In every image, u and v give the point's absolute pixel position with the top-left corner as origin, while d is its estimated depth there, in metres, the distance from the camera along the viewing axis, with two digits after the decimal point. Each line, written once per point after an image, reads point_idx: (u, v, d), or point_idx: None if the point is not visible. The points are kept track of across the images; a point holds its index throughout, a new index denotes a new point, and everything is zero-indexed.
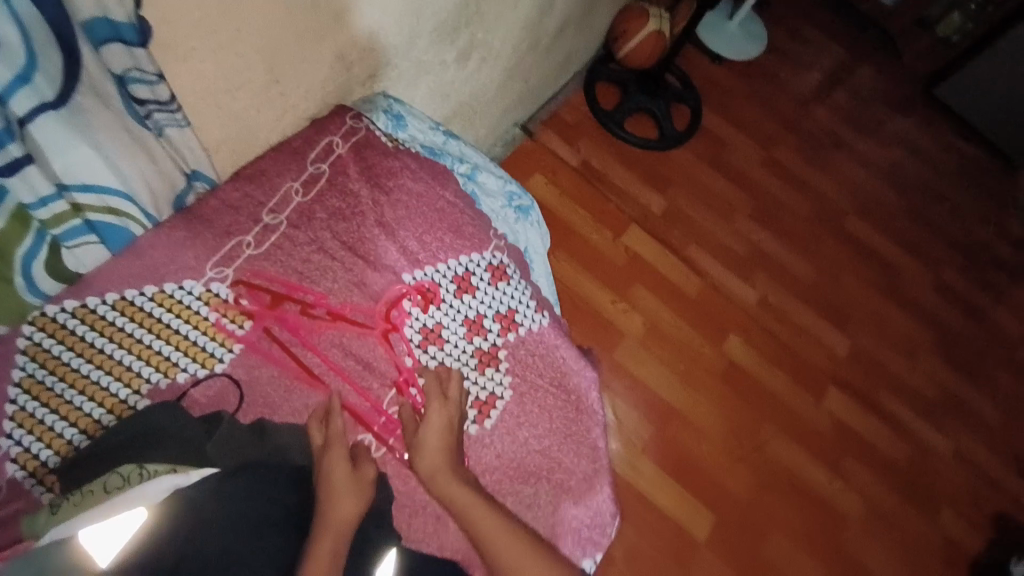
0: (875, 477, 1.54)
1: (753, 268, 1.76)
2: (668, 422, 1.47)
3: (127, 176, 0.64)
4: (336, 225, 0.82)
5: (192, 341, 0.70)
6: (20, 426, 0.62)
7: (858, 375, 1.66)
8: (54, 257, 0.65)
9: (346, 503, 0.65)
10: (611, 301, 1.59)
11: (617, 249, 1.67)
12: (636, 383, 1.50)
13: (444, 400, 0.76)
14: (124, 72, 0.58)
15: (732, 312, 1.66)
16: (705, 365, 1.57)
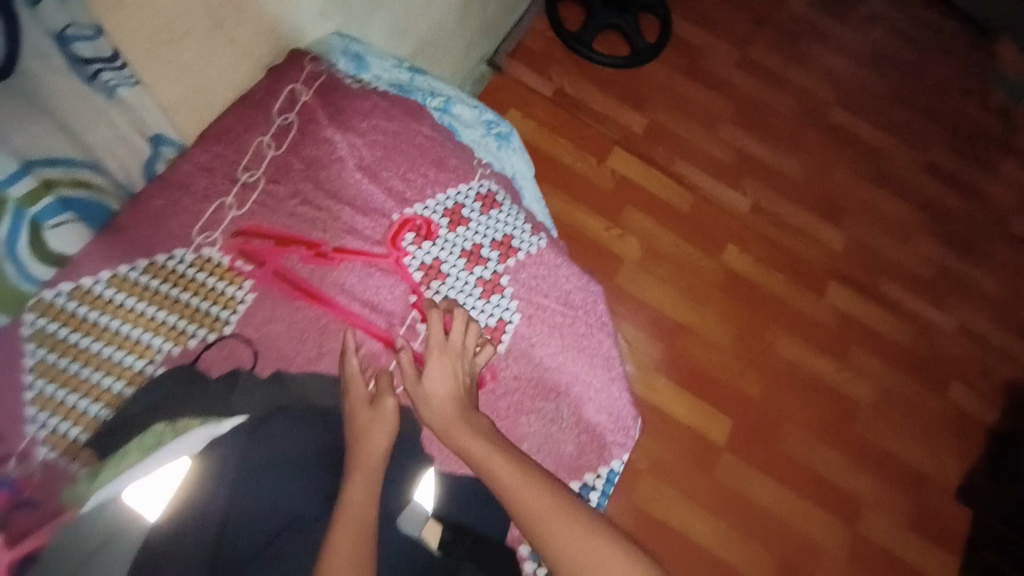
0: (881, 359, 1.58)
1: (743, 173, 1.74)
2: (676, 336, 1.50)
3: (83, 141, 0.64)
4: (315, 174, 0.80)
5: (196, 307, 0.70)
6: (42, 409, 0.62)
7: (856, 266, 1.67)
8: (40, 246, 0.64)
9: (372, 435, 0.65)
10: (604, 228, 1.58)
11: (604, 174, 1.64)
12: (640, 305, 1.52)
13: (448, 345, 0.72)
14: (63, 30, 0.57)
15: (725, 220, 1.65)
16: (704, 277, 1.58)
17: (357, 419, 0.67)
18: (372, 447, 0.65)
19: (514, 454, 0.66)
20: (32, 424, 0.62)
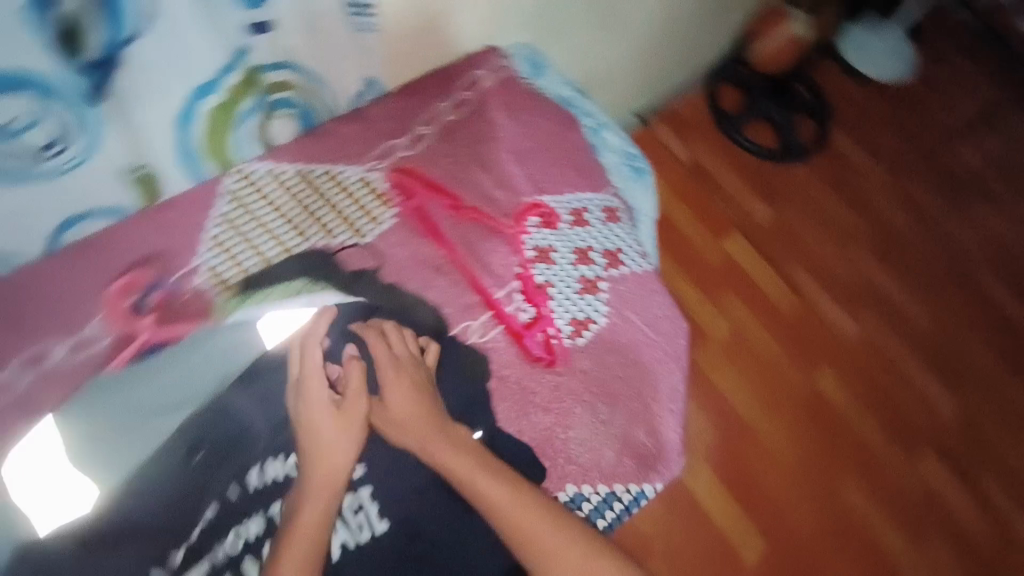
0: (955, 553, 1.40)
1: (859, 301, 1.67)
2: (736, 429, 1.44)
3: (324, 64, 0.82)
4: (471, 146, 0.92)
5: (349, 215, 0.83)
6: (213, 248, 0.77)
7: (955, 440, 1.53)
8: (262, 131, 0.82)
9: (339, 450, 0.66)
10: (697, 301, 1.59)
11: (714, 252, 1.66)
12: (710, 387, 1.48)
13: (393, 359, 0.71)
14: None
15: (826, 339, 1.60)
16: (786, 387, 1.52)
17: (320, 428, 0.66)
18: (333, 466, 0.65)
19: (500, 470, 0.68)
20: (202, 255, 0.76)
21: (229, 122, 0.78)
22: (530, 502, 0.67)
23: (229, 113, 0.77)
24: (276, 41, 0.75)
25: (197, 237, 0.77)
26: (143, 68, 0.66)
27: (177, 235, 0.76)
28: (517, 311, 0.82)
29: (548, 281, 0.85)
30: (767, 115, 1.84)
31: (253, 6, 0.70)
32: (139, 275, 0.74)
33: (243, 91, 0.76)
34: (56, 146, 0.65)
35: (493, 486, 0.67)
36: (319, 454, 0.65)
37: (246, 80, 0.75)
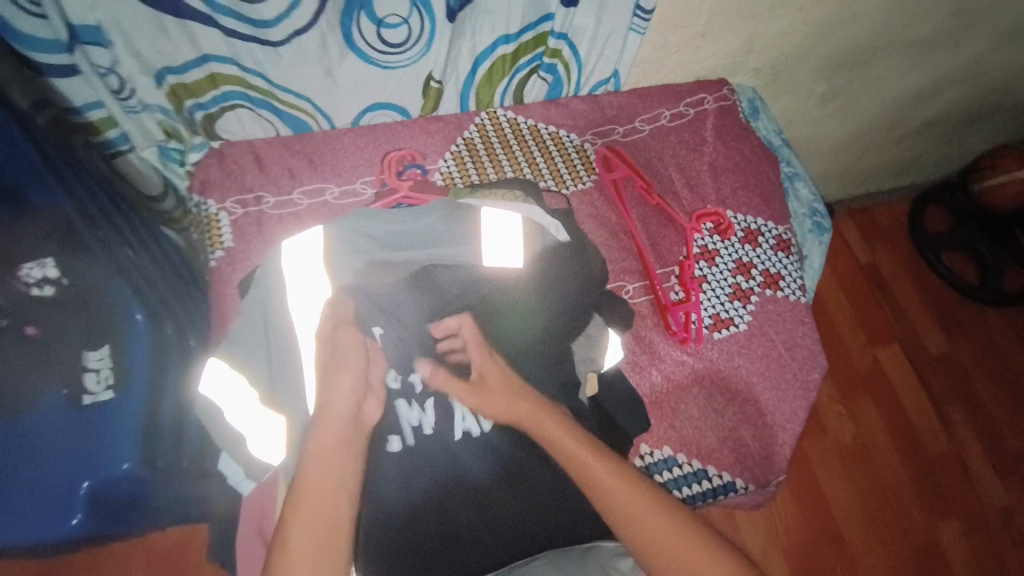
0: None
1: (1011, 466, 1.51)
2: (825, 535, 1.34)
3: (592, 48, 0.98)
4: (674, 150, 1.07)
5: (559, 168, 1.02)
6: (453, 160, 0.99)
7: None
8: (520, 88, 1.04)
9: (339, 391, 0.64)
10: (829, 399, 1.50)
11: (865, 357, 1.55)
12: (815, 487, 1.38)
13: (479, 342, 0.71)
14: None
15: (963, 490, 1.44)
16: (900, 521, 1.38)
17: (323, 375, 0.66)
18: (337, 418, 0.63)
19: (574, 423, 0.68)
20: (444, 162, 0.99)
21: (506, 70, 0.99)
22: (630, 485, 0.64)
23: (510, 63, 0.97)
24: (571, 16, 0.91)
25: (445, 148, 1.00)
26: (480, 11, 0.85)
27: (433, 142, 1.00)
28: (669, 290, 0.93)
29: (705, 277, 0.94)
30: (966, 246, 1.67)
31: None
32: (414, 154, 0.95)
33: (527, 48, 0.95)
34: (404, 45, 0.86)
35: (591, 462, 0.65)
36: (324, 417, 0.63)
37: (534, 39, 0.93)
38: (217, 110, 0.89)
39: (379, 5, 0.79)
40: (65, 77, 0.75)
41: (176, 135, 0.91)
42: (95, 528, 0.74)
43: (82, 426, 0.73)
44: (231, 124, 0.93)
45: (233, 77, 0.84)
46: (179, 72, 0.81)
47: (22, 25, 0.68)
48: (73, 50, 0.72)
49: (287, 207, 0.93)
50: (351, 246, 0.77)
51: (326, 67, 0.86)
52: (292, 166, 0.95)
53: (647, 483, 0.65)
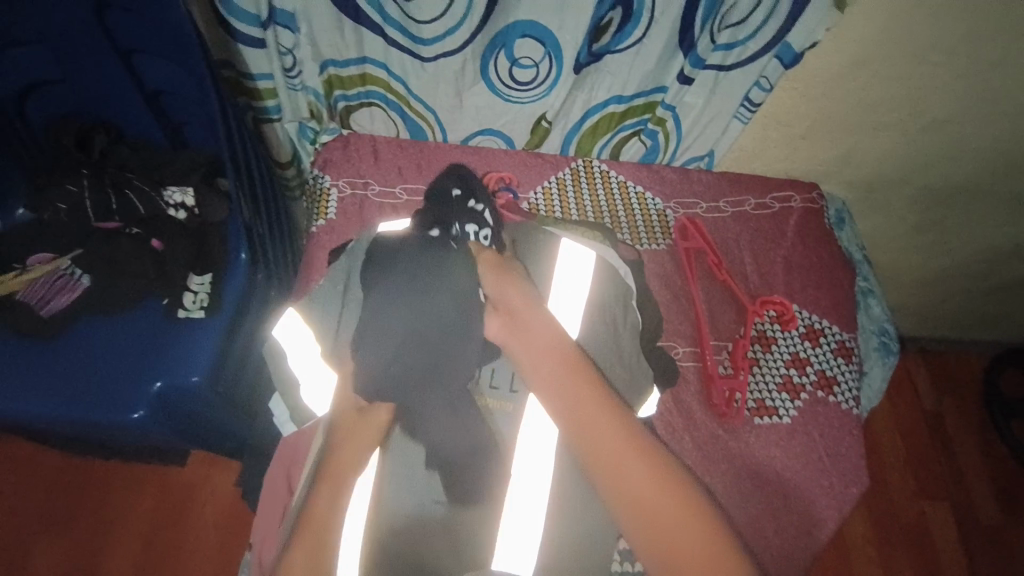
0: None
1: None
2: None
3: (695, 125, 1.05)
4: (751, 236, 1.10)
5: (637, 224, 1.09)
6: (542, 195, 1.09)
7: None
8: (619, 145, 1.13)
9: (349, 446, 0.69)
10: (862, 541, 1.39)
11: (909, 508, 1.45)
12: None
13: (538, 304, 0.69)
14: (760, 81, 0.95)
15: None
16: None
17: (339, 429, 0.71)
18: (343, 465, 0.68)
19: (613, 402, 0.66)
20: (533, 195, 1.08)
21: (611, 126, 1.07)
22: (626, 441, 0.64)
23: (616, 120, 1.06)
24: (683, 93, 0.98)
25: (538, 182, 1.10)
26: (602, 70, 0.95)
27: (528, 174, 1.10)
28: (718, 363, 0.95)
29: (757, 360, 0.95)
30: None
31: (691, 66, 0.92)
32: (511, 177, 1.06)
33: (637, 112, 1.03)
34: (529, 85, 0.97)
35: (591, 408, 0.65)
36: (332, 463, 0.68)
37: (645, 105, 1.01)
38: (356, 103, 1.03)
39: (519, 46, 0.91)
40: (252, 47, 0.86)
41: (317, 116, 1.04)
42: (153, 432, 0.80)
43: (170, 335, 0.83)
44: (363, 118, 1.07)
45: (380, 79, 0.97)
46: (340, 66, 0.94)
47: None
48: (266, 29, 0.83)
49: (391, 198, 1.05)
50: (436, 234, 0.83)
51: (457, 88, 0.98)
52: (402, 165, 1.07)
53: (653, 447, 0.64)
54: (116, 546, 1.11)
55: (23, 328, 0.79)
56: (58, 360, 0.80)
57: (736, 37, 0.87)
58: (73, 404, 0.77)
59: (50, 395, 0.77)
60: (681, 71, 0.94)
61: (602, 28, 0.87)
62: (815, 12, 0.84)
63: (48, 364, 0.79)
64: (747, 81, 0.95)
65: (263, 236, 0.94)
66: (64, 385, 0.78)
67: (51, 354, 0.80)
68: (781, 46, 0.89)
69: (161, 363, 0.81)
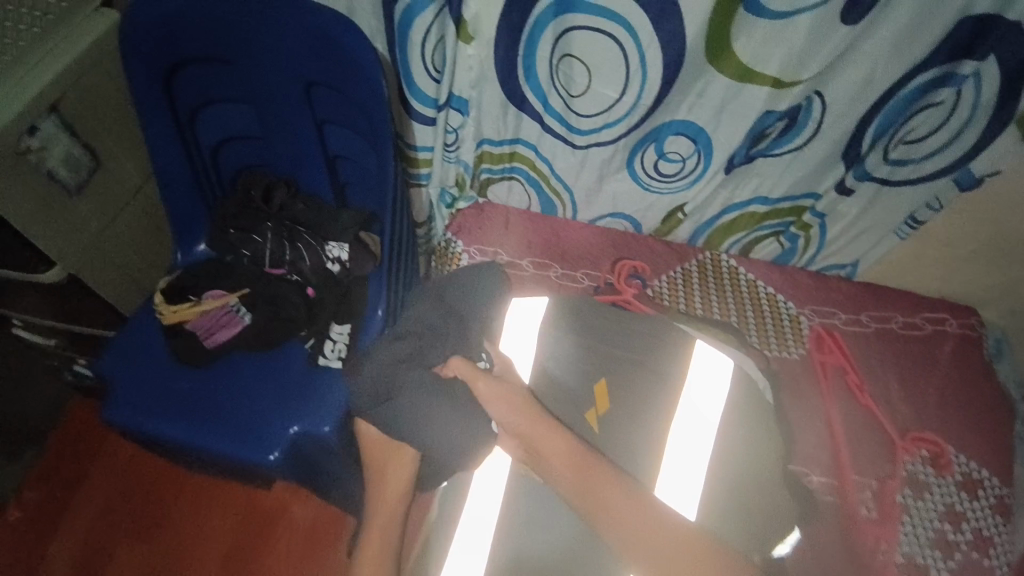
0: None
1: None
2: None
3: (843, 234, 1.00)
4: (895, 359, 1.02)
5: (767, 327, 1.04)
6: (666, 283, 1.08)
7: None
8: (754, 243, 1.08)
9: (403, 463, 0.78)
10: None
11: None
12: None
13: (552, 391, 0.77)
14: (929, 199, 0.89)
15: None
16: None
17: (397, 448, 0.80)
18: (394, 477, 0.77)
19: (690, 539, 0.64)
20: (658, 284, 1.08)
21: (749, 225, 1.04)
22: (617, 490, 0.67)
23: (756, 220, 1.03)
24: (838, 201, 0.93)
25: (664, 271, 1.09)
26: (752, 171, 0.93)
27: (656, 262, 1.10)
28: (861, 505, 0.89)
29: (905, 506, 0.88)
30: None
31: (854, 178, 0.88)
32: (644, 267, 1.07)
33: (782, 214, 1.00)
34: (673, 176, 0.98)
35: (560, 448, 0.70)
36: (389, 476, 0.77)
37: (793, 209, 0.97)
38: (499, 177, 1.08)
39: (670, 143, 0.91)
40: (423, 123, 0.93)
41: (461, 185, 1.08)
42: (280, 472, 0.86)
43: (307, 382, 0.89)
44: (501, 191, 1.11)
45: (527, 159, 1.02)
46: (493, 144, 0.99)
47: (420, 81, 0.85)
48: (441, 111, 0.89)
49: (523, 270, 1.10)
50: (569, 324, 0.88)
51: (601, 174, 1.00)
52: (532, 239, 1.12)
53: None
54: (201, 564, 1.15)
55: (184, 354, 0.87)
56: (215, 387, 0.87)
57: (911, 155, 0.83)
58: (224, 436, 0.83)
59: (204, 422, 0.84)
60: (842, 181, 0.90)
61: (760, 135, 0.86)
62: (1008, 138, 0.78)
63: (202, 391, 0.87)
64: (915, 199, 0.89)
65: (399, 296, 0.97)
66: (218, 415, 0.85)
67: (206, 382, 0.88)
68: (961, 169, 0.84)
69: (309, 407, 0.86)
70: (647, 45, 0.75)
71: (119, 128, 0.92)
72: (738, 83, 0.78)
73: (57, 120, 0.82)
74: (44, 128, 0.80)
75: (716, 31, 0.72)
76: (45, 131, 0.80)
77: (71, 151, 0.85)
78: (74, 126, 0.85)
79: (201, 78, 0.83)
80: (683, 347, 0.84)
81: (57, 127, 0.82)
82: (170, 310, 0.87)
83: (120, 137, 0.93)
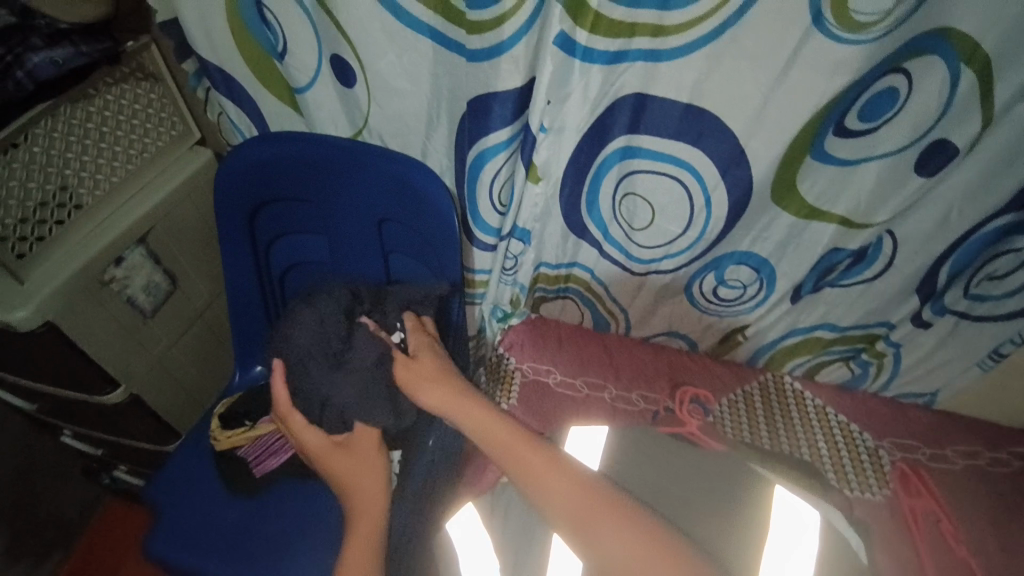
0: None
1: None
2: None
3: (918, 363, 0.94)
4: (991, 504, 0.92)
5: (845, 464, 0.97)
6: (728, 409, 1.03)
7: None
8: (820, 367, 1.04)
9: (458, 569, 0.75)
10: None
11: None
12: None
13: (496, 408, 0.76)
14: (1013, 336, 0.84)
15: None
16: None
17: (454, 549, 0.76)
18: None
19: None
20: (720, 410, 1.03)
21: (815, 350, 1.01)
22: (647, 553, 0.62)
23: (821, 345, 0.99)
24: (912, 331, 0.89)
25: (724, 394, 1.05)
26: (818, 300, 0.90)
27: (715, 384, 1.06)
28: None
29: None
30: None
31: (931, 312, 0.86)
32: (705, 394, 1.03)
33: (850, 341, 0.96)
34: (733, 301, 0.95)
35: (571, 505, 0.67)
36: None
37: (863, 336, 0.94)
38: (553, 295, 1.09)
39: (731, 270, 0.90)
40: (484, 250, 0.95)
41: (515, 303, 1.10)
42: None
43: None
44: (554, 307, 1.12)
45: (582, 279, 1.02)
46: (551, 267, 1.00)
47: (485, 215, 0.88)
48: (504, 240, 0.92)
49: (576, 391, 1.06)
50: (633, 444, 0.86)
51: (658, 296, 0.99)
52: (585, 358, 1.09)
53: None
54: None
55: (237, 482, 0.85)
56: (262, 522, 0.86)
57: (991, 292, 0.80)
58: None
59: (248, 561, 0.83)
60: (919, 313, 0.87)
61: (828, 269, 0.84)
62: None
63: (255, 524, 0.86)
64: (997, 334, 0.85)
65: None
66: (264, 551, 0.84)
67: (254, 514, 0.87)
68: None
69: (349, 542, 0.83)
70: (713, 189, 0.76)
71: (195, 253, 0.97)
72: (805, 220, 0.78)
73: (144, 250, 0.87)
74: (130, 258, 0.86)
75: (783, 178, 0.73)
76: (130, 261, 0.85)
77: (152, 278, 0.90)
78: (158, 255, 0.90)
79: (280, 213, 0.88)
80: (758, 495, 0.77)
81: (143, 257, 0.87)
82: (225, 437, 0.84)
83: (196, 261, 0.97)
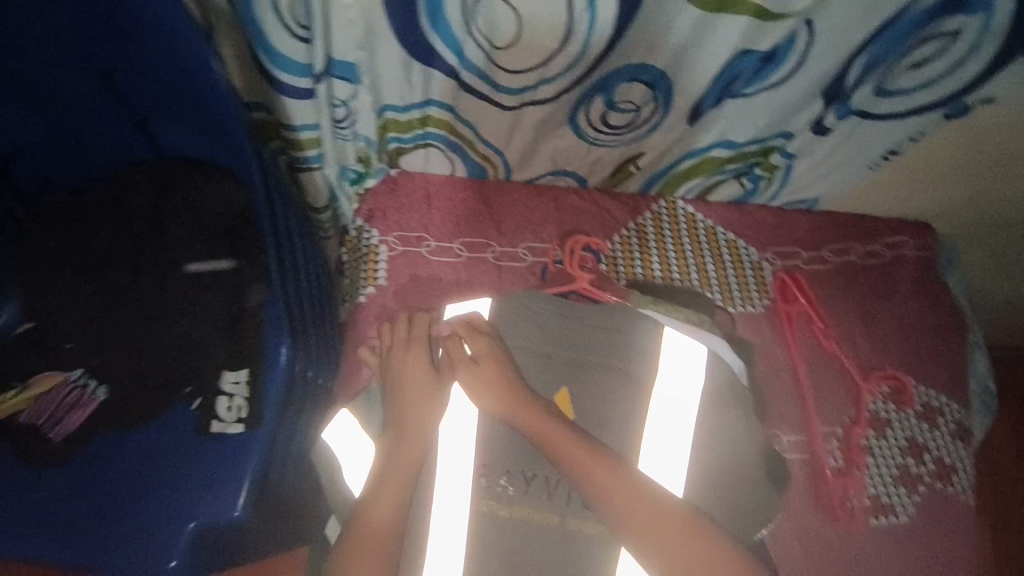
0: None
1: None
2: None
3: (811, 170, 0.89)
4: (856, 297, 0.98)
5: (729, 285, 0.97)
6: (620, 245, 0.96)
7: None
8: (712, 187, 0.96)
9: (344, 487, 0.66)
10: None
11: None
12: None
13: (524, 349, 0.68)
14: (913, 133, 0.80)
15: None
16: None
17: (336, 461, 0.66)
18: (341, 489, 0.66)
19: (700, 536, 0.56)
20: (611, 247, 0.96)
21: (711, 170, 0.91)
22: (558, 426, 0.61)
23: (717, 164, 0.89)
24: (810, 139, 0.82)
25: (615, 231, 0.96)
26: (717, 116, 0.77)
27: (606, 221, 0.96)
28: (828, 454, 0.91)
29: (870, 449, 0.91)
30: None
31: (841, 116, 0.77)
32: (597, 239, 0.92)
33: (743, 157, 0.87)
34: (623, 128, 0.79)
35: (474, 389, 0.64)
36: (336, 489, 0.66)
37: (760, 150, 0.84)
38: (411, 145, 0.85)
39: (621, 90, 0.72)
40: (296, 98, 0.67)
41: (365, 160, 0.86)
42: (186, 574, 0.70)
43: (202, 458, 0.71)
44: (414, 159, 0.89)
45: (440, 121, 0.79)
46: (399, 110, 0.76)
47: (281, 44, 0.61)
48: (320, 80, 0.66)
49: (455, 255, 0.92)
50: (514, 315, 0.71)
51: (537, 131, 0.80)
52: (460, 214, 0.93)
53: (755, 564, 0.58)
54: None
55: (35, 452, 0.71)
56: (85, 493, 0.71)
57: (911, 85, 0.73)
58: (105, 547, 0.67)
59: (71, 544, 0.67)
60: (822, 119, 0.78)
61: (732, 79, 0.70)
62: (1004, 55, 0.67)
63: (87, 487, 0.71)
64: (899, 131, 0.80)
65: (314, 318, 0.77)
66: (99, 520, 0.69)
67: (78, 484, 0.71)
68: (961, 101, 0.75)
69: (201, 488, 0.70)
70: None
71: None
72: (707, 17, 0.60)
73: None
74: None
75: None
76: None
77: None
78: None
79: None
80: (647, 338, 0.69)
81: None
82: None
83: None
